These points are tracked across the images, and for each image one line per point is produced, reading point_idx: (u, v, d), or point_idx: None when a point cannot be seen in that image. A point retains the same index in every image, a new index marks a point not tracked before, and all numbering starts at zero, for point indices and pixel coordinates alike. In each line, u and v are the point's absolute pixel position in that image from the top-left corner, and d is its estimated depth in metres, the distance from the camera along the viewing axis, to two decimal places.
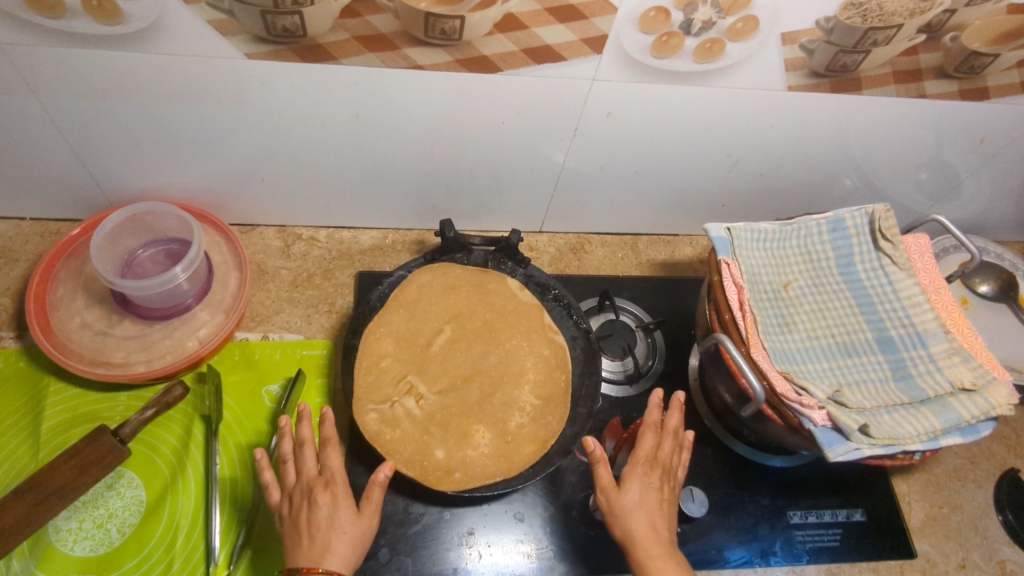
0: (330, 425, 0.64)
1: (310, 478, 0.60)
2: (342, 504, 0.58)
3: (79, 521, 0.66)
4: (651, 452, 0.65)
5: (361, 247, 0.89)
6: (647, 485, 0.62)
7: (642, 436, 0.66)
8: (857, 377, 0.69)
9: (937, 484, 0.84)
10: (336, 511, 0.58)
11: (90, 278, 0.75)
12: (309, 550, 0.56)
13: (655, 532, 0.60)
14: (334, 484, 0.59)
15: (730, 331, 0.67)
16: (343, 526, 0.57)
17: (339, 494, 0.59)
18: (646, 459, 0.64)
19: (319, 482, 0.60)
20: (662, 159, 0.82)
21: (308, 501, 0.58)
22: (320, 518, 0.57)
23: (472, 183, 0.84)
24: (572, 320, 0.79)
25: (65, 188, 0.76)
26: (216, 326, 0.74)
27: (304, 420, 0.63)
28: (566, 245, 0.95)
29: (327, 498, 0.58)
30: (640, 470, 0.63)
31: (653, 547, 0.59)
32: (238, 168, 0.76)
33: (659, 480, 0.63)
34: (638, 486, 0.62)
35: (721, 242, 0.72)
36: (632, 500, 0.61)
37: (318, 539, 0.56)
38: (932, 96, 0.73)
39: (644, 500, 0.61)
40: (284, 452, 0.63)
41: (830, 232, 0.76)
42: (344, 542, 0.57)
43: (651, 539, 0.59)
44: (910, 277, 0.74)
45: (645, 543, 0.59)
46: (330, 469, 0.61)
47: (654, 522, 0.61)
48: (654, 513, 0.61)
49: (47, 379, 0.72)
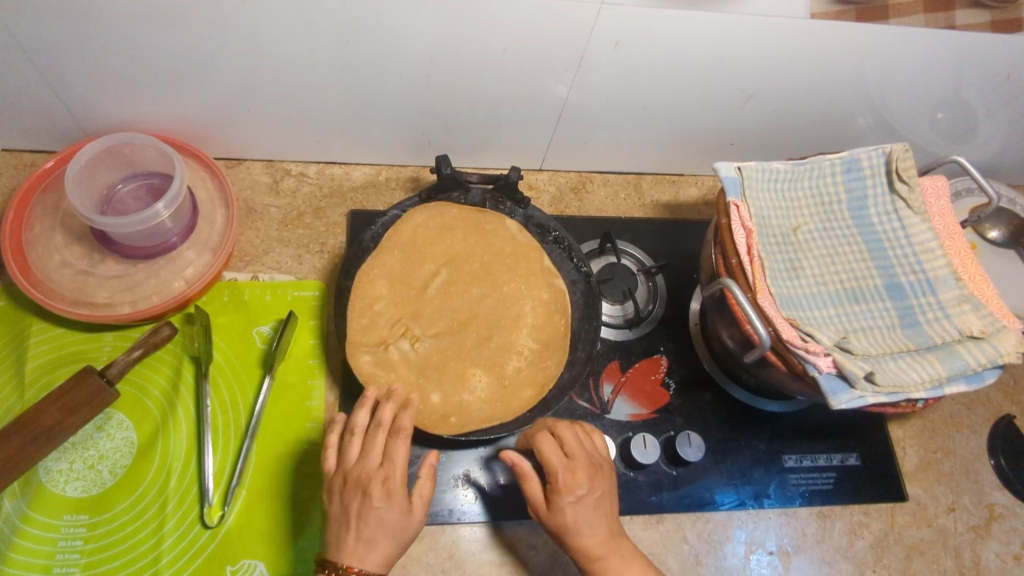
0: (408, 415, 0.60)
1: (372, 468, 0.58)
2: (397, 502, 0.57)
3: (69, 462, 0.65)
4: (563, 461, 0.60)
5: (353, 184, 0.85)
6: (576, 496, 0.59)
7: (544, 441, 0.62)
8: (863, 324, 0.67)
9: (933, 429, 0.85)
10: (388, 510, 0.56)
11: (67, 215, 0.71)
12: (355, 545, 0.55)
13: (599, 538, 0.59)
14: (394, 481, 0.57)
15: (736, 276, 0.65)
16: (392, 529, 0.56)
17: (396, 494, 0.57)
18: (562, 468, 0.60)
19: (378, 476, 0.57)
20: (671, 93, 0.77)
21: (362, 493, 0.56)
22: (371, 514, 0.56)
23: (469, 116, 0.79)
24: (572, 263, 0.76)
25: (36, 117, 0.71)
26: (202, 266, 0.71)
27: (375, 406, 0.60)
28: (566, 184, 0.92)
29: (383, 494, 0.57)
30: (561, 482, 0.59)
31: (596, 551, 0.58)
32: (220, 98, 0.71)
33: (587, 480, 0.60)
34: (569, 504, 0.59)
35: (730, 183, 0.69)
36: (566, 519, 0.59)
37: (365, 533, 0.56)
38: (961, 28, 0.69)
39: (579, 511, 0.59)
40: (354, 426, 0.61)
41: (844, 172, 0.73)
42: (389, 543, 0.56)
43: (600, 546, 0.59)
44: (924, 221, 0.71)
45: (594, 553, 0.58)
46: (394, 464, 0.58)
47: (597, 526, 0.59)
48: (599, 517, 0.59)
49: (29, 318, 0.69)
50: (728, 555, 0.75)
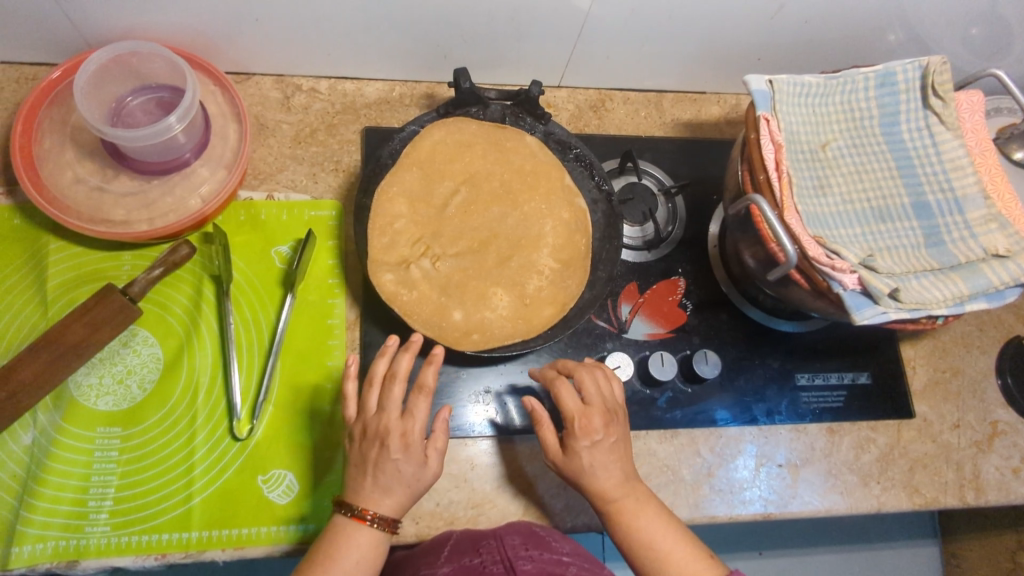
0: (432, 371, 0.59)
1: (392, 419, 0.58)
2: (414, 455, 0.58)
3: (99, 377, 0.66)
4: (580, 405, 0.61)
5: (366, 101, 0.82)
6: (591, 444, 0.60)
7: (564, 392, 0.62)
8: (888, 242, 0.67)
9: (943, 349, 0.86)
10: (404, 463, 0.57)
11: (76, 129, 0.68)
12: (369, 490, 0.57)
13: (614, 480, 0.60)
14: (411, 436, 0.57)
15: (764, 193, 0.64)
16: (407, 477, 0.57)
17: (412, 447, 0.57)
18: (579, 413, 0.61)
19: (397, 428, 0.57)
20: (699, 3, 0.73)
21: (381, 444, 0.57)
22: (388, 465, 0.57)
23: (487, 27, 0.76)
24: (593, 181, 0.74)
25: (34, 26, 0.68)
26: (217, 184, 0.70)
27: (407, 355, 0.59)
28: (585, 101, 0.89)
29: (399, 448, 0.57)
30: (577, 428, 0.60)
31: (612, 492, 0.60)
32: (227, 7, 0.68)
33: (603, 426, 0.61)
34: (585, 450, 0.60)
35: (760, 97, 0.67)
36: (581, 464, 0.60)
37: (380, 480, 0.57)
38: None
39: (595, 457, 0.60)
40: (375, 374, 0.61)
41: (877, 87, 0.71)
42: (403, 491, 0.57)
43: (614, 488, 0.60)
44: (956, 138, 0.69)
45: (608, 494, 0.60)
46: (412, 418, 0.58)
47: (612, 469, 0.61)
48: (612, 461, 0.61)
49: (46, 237, 0.69)
50: (738, 467, 0.77)
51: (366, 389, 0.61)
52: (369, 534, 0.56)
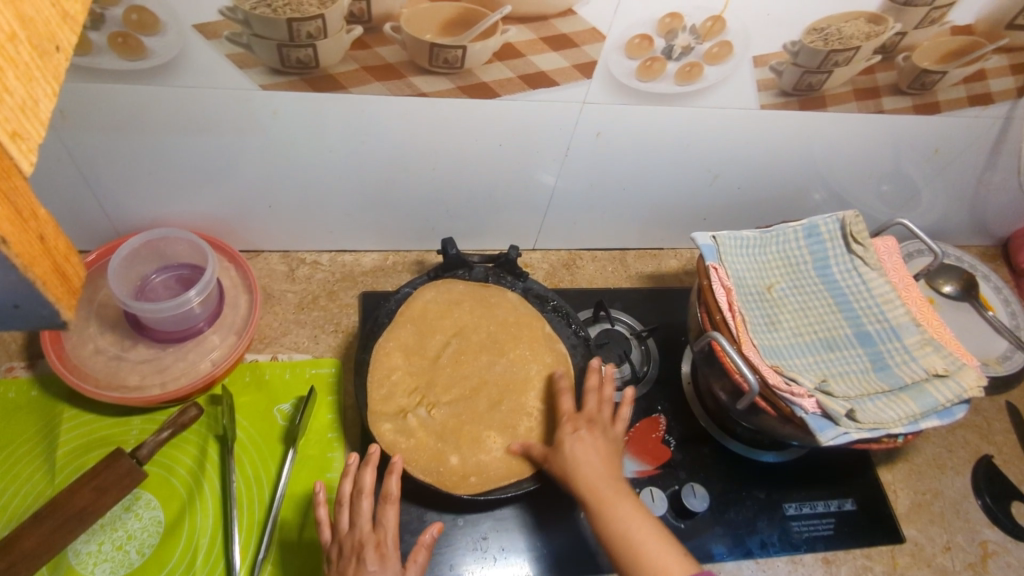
0: (394, 480, 0.64)
1: (365, 533, 0.61)
2: (390, 565, 0.60)
3: (98, 544, 0.66)
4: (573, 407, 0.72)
5: (363, 269, 0.92)
6: (576, 435, 0.68)
7: (562, 401, 0.73)
8: (840, 369, 0.74)
9: (919, 472, 0.89)
10: (381, 573, 0.59)
11: (101, 305, 0.76)
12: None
13: (594, 471, 0.65)
14: (385, 546, 0.61)
15: (722, 330, 0.72)
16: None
17: (388, 557, 0.60)
18: (570, 413, 0.71)
19: (371, 539, 0.61)
20: (646, 176, 0.87)
21: (357, 558, 0.60)
22: None
23: (469, 203, 0.88)
24: (571, 328, 0.83)
25: (75, 218, 0.78)
26: (227, 349, 0.76)
27: (369, 467, 0.64)
28: (558, 261, 1.00)
29: (375, 559, 0.60)
30: (564, 426, 0.70)
31: (591, 483, 0.65)
32: (247, 194, 0.80)
33: (588, 427, 0.69)
34: (568, 440, 0.68)
35: (707, 250, 0.78)
36: (565, 455, 0.67)
37: None
38: (889, 111, 0.81)
39: (578, 449, 0.67)
40: (344, 493, 0.64)
41: (806, 237, 0.82)
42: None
43: (592, 479, 0.65)
44: (881, 276, 0.80)
45: (586, 482, 0.65)
46: (384, 528, 0.62)
47: (591, 463, 0.66)
48: (594, 457, 0.67)
49: (61, 406, 0.73)
50: None
51: (337, 508, 0.64)
52: None
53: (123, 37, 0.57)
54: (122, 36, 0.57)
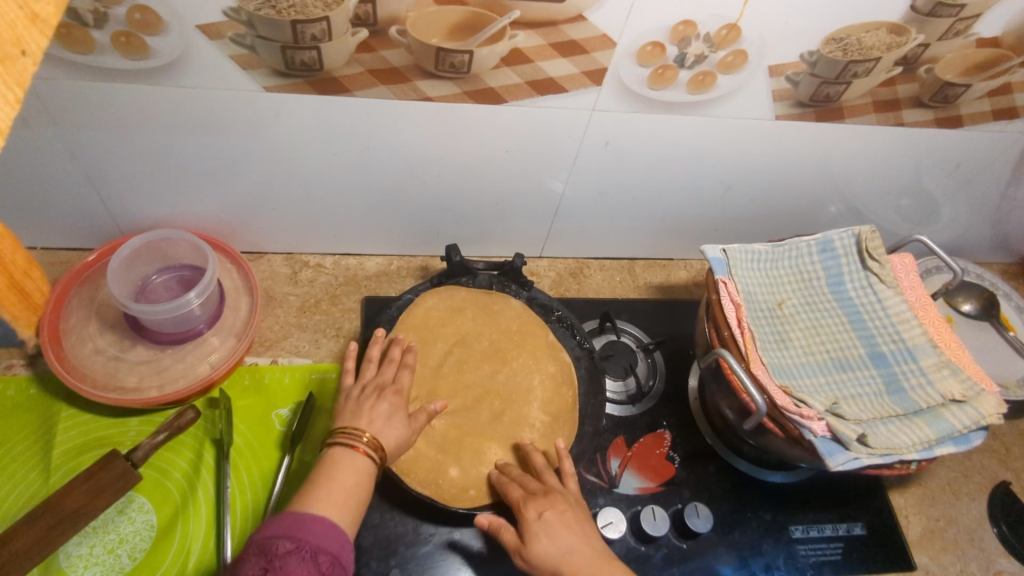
0: (412, 355, 0.74)
1: (387, 381, 0.70)
2: (400, 407, 0.68)
3: (89, 547, 0.65)
4: (522, 493, 0.65)
5: (367, 273, 0.91)
6: (541, 519, 0.61)
7: (507, 492, 0.66)
8: (852, 391, 0.72)
9: (932, 497, 0.86)
10: (392, 415, 0.67)
11: (102, 305, 0.76)
12: (359, 420, 0.65)
13: (578, 557, 0.58)
14: (400, 394, 0.69)
15: (729, 347, 0.70)
16: (392, 424, 0.67)
17: (400, 406, 0.68)
18: (524, 498, 0.64)
19: (390, 387, 0.70)
20: (657, 185, 0.85)
21: (378, 393, 0.68)
22: (379, 411, 0.67)
23: (475, 209, 0.87)
24: (575, 339, 0.81)
25: (80, 216, 0.78)
26: (226, 352, 0.75)
27: (397, 344, 0.74)
28: (565, 269, 0.98)
29: (389, 402, 0.68)
30: (523, 513, 0.62)
31: (579, 566, 0.57)
32: (251, 196, 0.79)
33: (551, 506, 0.62)
34: (537, 527, 0.61)
35: (717, 263, 0.76)
36: (539, 544, 0.59)
37: (372, 419, 0.66)
38: (909, 124, 0.78)
39: (548, 531, 0.60)
40: (371, 355, 0.73)
41: (820, 252, 0.80)
42: (388, 432, 0.66)
43: (579, 567, 0.57)
44: (897, 295, 0.77)
45: (570, 574, 0.57)
46: (402, 383, 0.71)
47: (571, 548, 0.59)
48: (572, 540, 0.60)
49: (59, 405, 0.72)
50: None
51: (363, 363, 0.72)
52: (362, 459, 0.62)
53: (126, 36, 0.57)
54: (124, 35, 0.56)
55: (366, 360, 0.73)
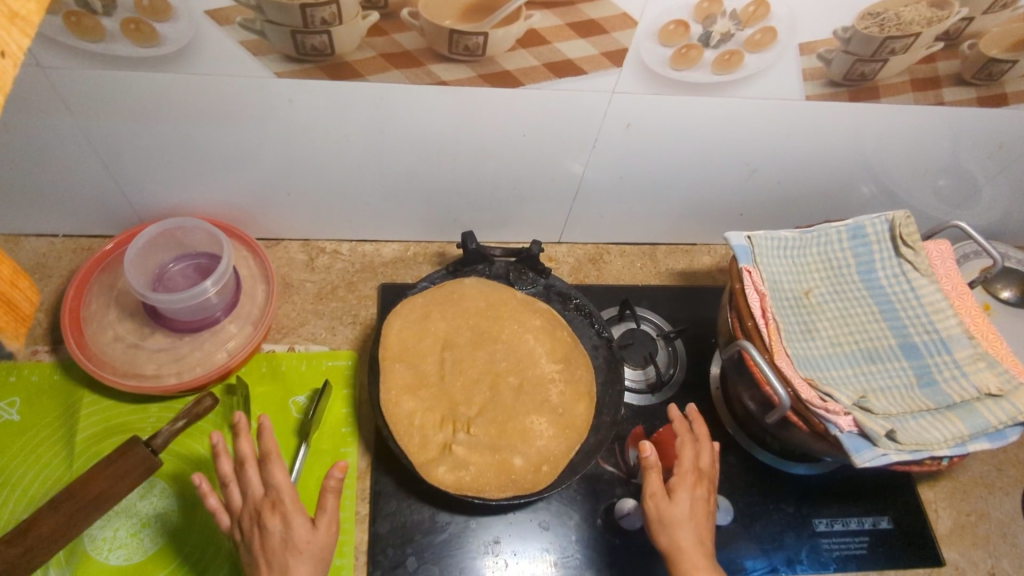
0: (268, 436, 0.62)
1: (256, 500, 0.60)
2: (295, 518, 0.59)
3: (113, 530, 0.67)
4: (695, 462, 0.65)
5: (383, 260, 0.90)
6: (695, 496, 0.63)
7: (681, 449, 0.65)
8: (881, 383, 0.69)
9: (964, 491, 0.84)
10: (289, 531, 0.58)
11: (121, 293, 0.76)
12: (270, 574, 0.57)
13: (700, 543, 0.61)
14: (280, 504, 0.59)
15: (753, 338, 0.68)
16: (302, 545, 0.58)
17: (289, 513, 0.59)
18: (692, 469, 0.64)
19: (265, 504, 0.60)
20: (680, 168, 0.83)
21: (258, 527, 0.59)
22: (274, 541, 0.58)
23: (492, 194, 0.85)
24: (593, 328, 0.80)
25: (98, 204, 0.79)
26: (244, 339, 0.76)
27: (241, 435, 0.62)
28: (584, 255, 0.96)
29: (278, 519, 0.59)
30: (685, 483, 0.63)
31: (700, 558, 0.60)
32: (266, 183, 0.79)
33: (704, 490, 0.64)
34: (688, 499, 0.62)
35: (741, 251, 0.73)
36: (682, 513, 0.61)
37: (277, 560, 0.57)
38: (949, 103, 0.74)
39: (694, 512, 0.62)
40: (225, 471, 0.63)
41: (850, 239, 0.77)
42: (303, 560, 0.58)
43: (699, 554, 0.60)
44: (932, 283, 0.74)
45: (691, 556, 0.60)
46: (276, 488, 0.60)
47: (701, 535, 0.61)
48: (701, 525, 0.62)
49: (81, 391, 0.74)
50: None
51: (227, 484, 0.62)
52: None
53: (136, 23, 0.56)
54: (134, 22, 0.55)
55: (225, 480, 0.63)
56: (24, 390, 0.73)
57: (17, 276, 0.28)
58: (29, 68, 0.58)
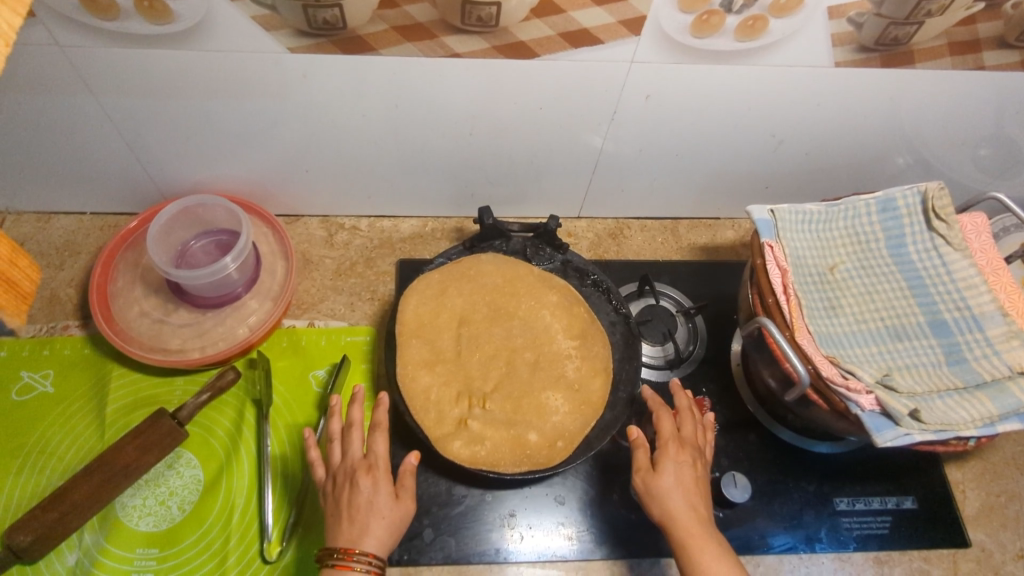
0: (381, 411, 0.65)
1: (357, 461, 0.62)
2: (383, 485, 0.60)
3: (143, 498, 0.70)
4: (675, 432, 0.65)
5: (401, 236, 0.91)
6: (679, 463, 0.62)
7: (661, 420, 0.66)
8: (907, 361, 0.67)
9: (994, 472, 0.81)
10: (375, 495, 0.59)
11: (146, 270, 0.78)
12: (349, 530, 0.57)
13: (693, 509, 0.60)
14: (377, 469, 0.61)
15: (773, 316, 0.66)
16: (382, 511, 0.58)
17: (380, 479, 0.60)
18: (674, 438, 0.65)
19: (363, 465, 0.61)
20: (702, 140, 0.80)
21: (351, 483, 0.60)
22: (360, 500, 0.59)
23: (510, 168, 0.84)
24: (611, 305, 0.79)
25: (123, 182, 0.80)
26: (264, 314, 0.77)
27: (355, 403, 0.65)
28: (604, 230, 0.95)
29: (369, 481, 0.60)
30: (669, 451, 0.63)
31: (692, 524, 0.59)
32: (284, 160, 0.79)
33: (691, 458, 0.64)
34: (672, 467, 0.62)
35: (763, 225, 0.71)
36: (668, 483, 0.61)
37: (357, 519, 0.58)
38: (990, 68, 0.70)
39: (680, 479, 0.61)
40: (333, 431, 0.65)
41: (880, 212, 0.74)
42: (382, 526, 0.58)
43: (692, 519, 0.59)
44: (965, 257, 0.71)
45: (685, 522, 0.59)
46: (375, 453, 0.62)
47: (692, 500, 0.61)
48: (692, 492, 0.61)
49: (110, 365, 0.76)
50: None
51: (330, 445, 0.64)
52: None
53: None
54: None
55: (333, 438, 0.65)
56: (57, 364, 0.76)
57: (18, 256, 0.36)
58: (49, 49, 0.59)
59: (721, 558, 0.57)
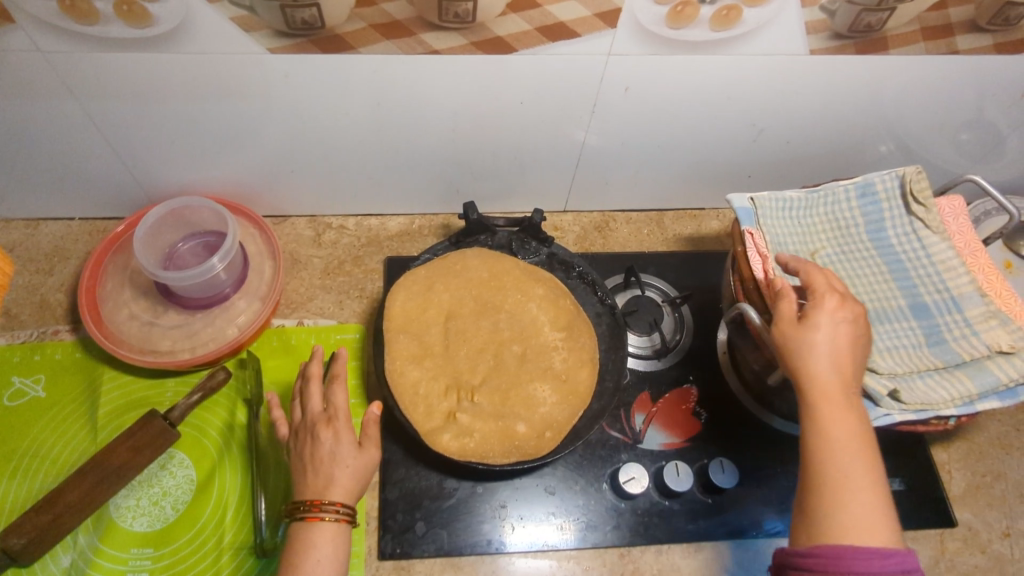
0: (341, 363, 0.66)
1: (316, 414, 0.62)
2: (343, 437, 0.60)
3: (136, 499, 0.70)
4: (831, 287, 0.60)
5: (389, 233, 0.91)
6: (834, 320, 0.57)
7: (815, 277, 0.61)
8: (889, 344, 0.68)
9: (979, 452, 0.82)
10: (338, 446, 0.60)
11: (135, 272, 0.79)
12: (314, 482, 0.58)
13: (836, 372, 0.56)
14: (337, 420, 0.61)
15: (755, 301, 0.67)
16: (346, 460, 0.59)
17: (341, 430, 0.61)
18: (829, 292, 0.59)
19: (322, 419, 0.62)
20: (684, 131, 0.81)
21: (312, 437, 0.61)
22: (322, 452, 0.59)
23: (495, 164, 0.85)
24: (596, 297, 0.80)
25: (109, 186, 0.81)
26: (253, 314, 0.78)
27: (314, 358, 0.66)
28: (590, 224, 0.96)
29: (330, 434, 0.60)
30: (821, 305, 0.58)
31: (830, 386, 0.55)
32: (270, 161, 0.80)
33: (846, 311, 0.58)
34: (825, 322, 0.57)
35: (743, 213, 0.72)
36: (815, 337, 0.57)
37: (321, 470, 0.59)
38: (964, 52, 0.71)
39: (830, 334, 0.57)
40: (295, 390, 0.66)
41: (859, 197, 0.75)
42: (347, 476, 0.59)
43: (834, 381, 0.55)
44: (943, 240, 0.72)
45: (824, 383, 0.55)
46: (334, 406, 0.62)
47: (838, 359, 0.56)
48: (840, 349, 0.57)
49: (101, 368, 0.77)
50: None
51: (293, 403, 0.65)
52: (328, 528, 0.56)
53: (128, 4, 0.56)
54: (126, 3, 0.56)
55: (296, 398, 0.66)
56: (48, 368, 0.76)
57: None
58: (30, 54, 0.59)
59: (853, 426, 0.54)
